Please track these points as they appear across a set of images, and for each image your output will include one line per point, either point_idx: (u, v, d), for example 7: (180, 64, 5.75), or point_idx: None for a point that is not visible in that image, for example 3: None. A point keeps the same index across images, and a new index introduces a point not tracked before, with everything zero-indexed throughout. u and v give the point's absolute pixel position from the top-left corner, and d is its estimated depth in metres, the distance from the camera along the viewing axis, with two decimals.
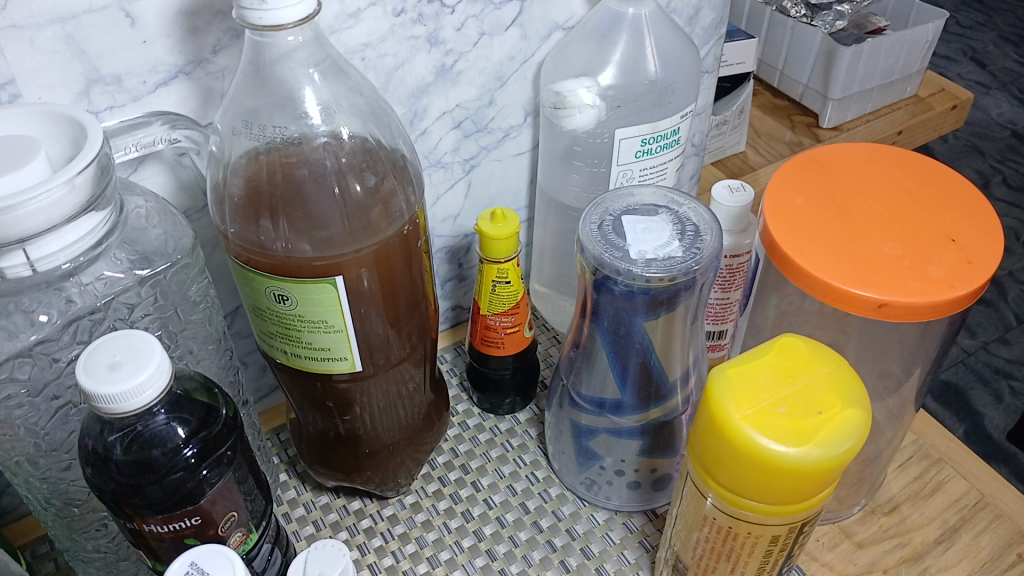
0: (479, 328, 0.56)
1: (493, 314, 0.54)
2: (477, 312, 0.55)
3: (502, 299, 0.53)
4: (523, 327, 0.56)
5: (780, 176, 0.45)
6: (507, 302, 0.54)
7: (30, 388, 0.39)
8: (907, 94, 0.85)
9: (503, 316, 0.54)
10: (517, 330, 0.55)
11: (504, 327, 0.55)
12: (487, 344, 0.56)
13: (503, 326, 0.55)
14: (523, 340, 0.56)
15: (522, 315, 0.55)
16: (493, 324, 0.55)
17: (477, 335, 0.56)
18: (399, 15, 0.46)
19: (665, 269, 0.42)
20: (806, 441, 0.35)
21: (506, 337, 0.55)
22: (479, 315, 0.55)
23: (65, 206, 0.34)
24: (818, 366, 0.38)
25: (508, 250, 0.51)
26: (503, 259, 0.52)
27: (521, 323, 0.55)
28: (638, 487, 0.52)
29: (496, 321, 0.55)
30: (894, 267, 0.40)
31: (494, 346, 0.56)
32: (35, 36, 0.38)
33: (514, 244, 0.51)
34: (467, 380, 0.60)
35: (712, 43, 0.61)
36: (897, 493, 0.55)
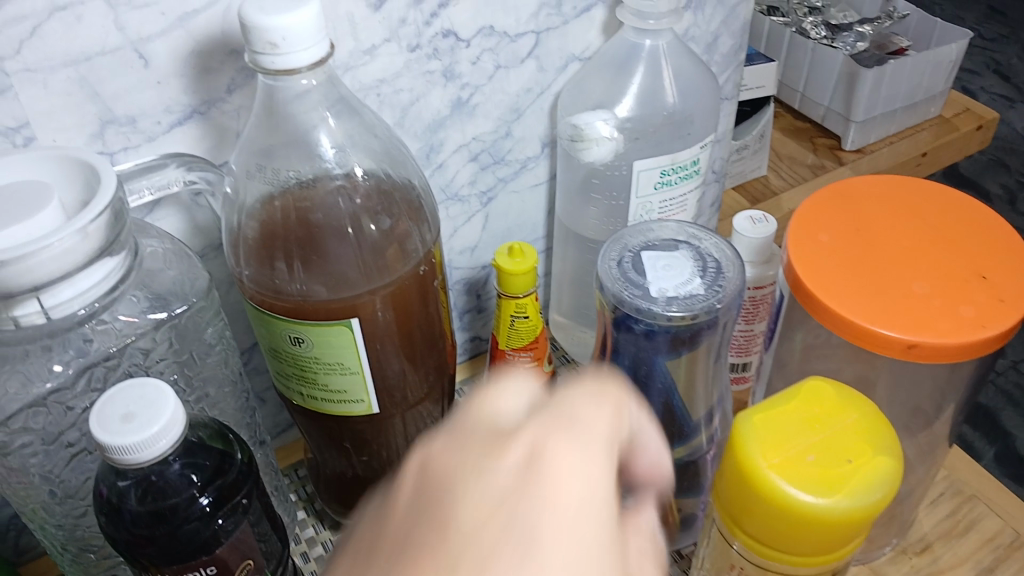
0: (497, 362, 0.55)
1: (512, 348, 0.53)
2: (496, 346, 0.54)
3: (523, 332, 0.53)
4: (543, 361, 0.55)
5: (805, 211, 0.44)
6: (527, 336, 0.53)
7: (44, 436, 0.38)
8: (931, 115, 0.83)
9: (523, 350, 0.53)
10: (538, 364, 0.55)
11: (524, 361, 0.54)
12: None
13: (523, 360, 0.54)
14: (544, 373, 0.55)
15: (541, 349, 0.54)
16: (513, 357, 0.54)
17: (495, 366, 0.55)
18: (414, 51, 0.46)
19: (687, 308, 0.41)
20: (836, 492, 0.34)
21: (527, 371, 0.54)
22: (498, 349, 0.54)
23: (78, 254, 0.34)
24: (847, 411, 0.36)
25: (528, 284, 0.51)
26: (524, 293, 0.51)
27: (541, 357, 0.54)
28: (662, 527, 0.51)
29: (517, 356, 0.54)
30: (923, 307, 0.39)
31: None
32: (50, 79, 0.38)
33: (533, 278, 0.51)
34: None
35: (732, 69, 0.60)
36: (929, 532, 0.53)
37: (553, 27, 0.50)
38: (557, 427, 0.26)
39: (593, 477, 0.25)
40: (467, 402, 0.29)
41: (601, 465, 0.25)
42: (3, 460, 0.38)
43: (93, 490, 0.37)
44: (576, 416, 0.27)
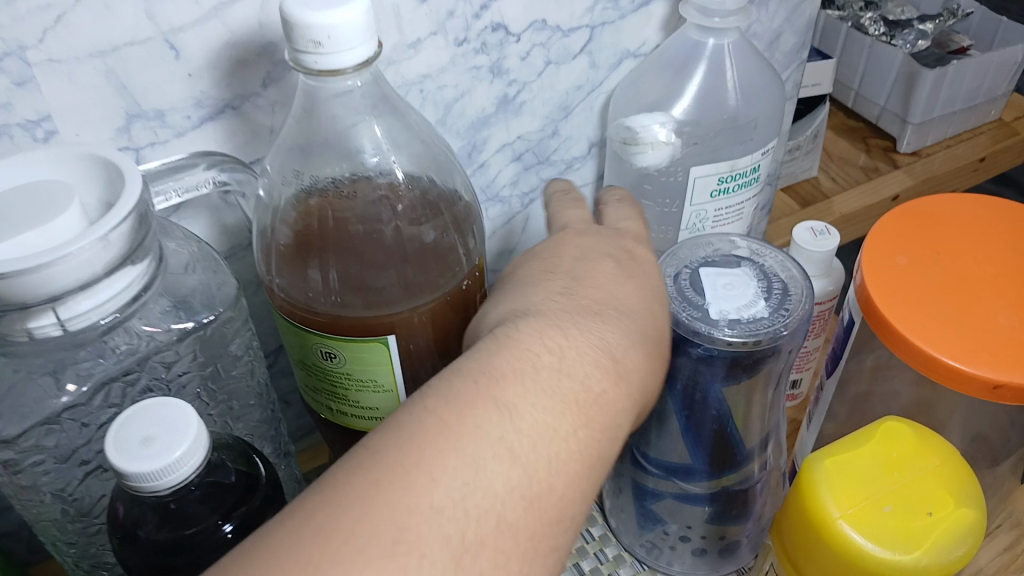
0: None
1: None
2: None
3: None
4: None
5: (876, 230, 0.41)
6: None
7: (58, 455, 0.36)
8: (991, 117, 0.79)
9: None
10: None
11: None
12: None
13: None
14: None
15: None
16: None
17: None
18: (461, 45, 0.43)
19: (749, 333, 0.38)
20: (915, 547, 0.31)
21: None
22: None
23: (99, 263, 0.32)
24: (927, 456, 0.33)
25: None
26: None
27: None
28: (704, 553, 0.48)
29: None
30: (1012, 343, 0.35)
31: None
32: (76, 71, 0.36)
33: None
34: None
35: (792, 68, 0.57)
36: (986, 568, 0.50)
37: (608, 22, 0.46)
38: (574, 317, 0.33)
39: (590, 334, 0.33)
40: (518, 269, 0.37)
41: (601, 333, 0.33)
42: (14, 477, 0.36)
43: (108, 509, 0.35)
44: (592, 292, 0.35)
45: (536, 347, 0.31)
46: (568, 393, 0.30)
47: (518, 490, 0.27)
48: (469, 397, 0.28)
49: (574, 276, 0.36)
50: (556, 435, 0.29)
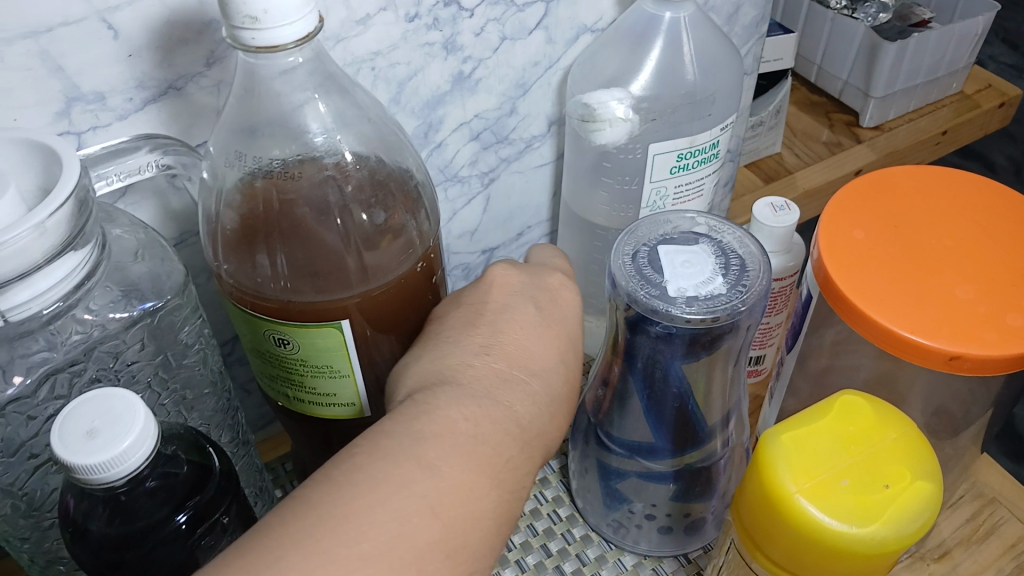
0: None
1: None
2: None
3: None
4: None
5: (834, 205, 0.41)
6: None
7: (4, 447, 0.35)
8: (952, 91, 0.79)
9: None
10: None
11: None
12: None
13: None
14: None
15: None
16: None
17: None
18: (412, 21, 0.42)
19: (708, 309, 0.37)
20: (872, 521, 0.31)
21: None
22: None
23: (35, 252, 0.30)
24: (884, 429, 0.33)
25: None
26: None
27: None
28: (670, 531, 0.48)
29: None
30: (968, 314, 0.35)
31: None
32: (6, 52, 0.34)
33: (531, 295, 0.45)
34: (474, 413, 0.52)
35: (752, 42, 0.56)
36: (948, 538, 0.50)
37: None
38: (488, 384, 0.35)
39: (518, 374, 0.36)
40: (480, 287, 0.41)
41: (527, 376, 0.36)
42: None
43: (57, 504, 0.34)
44: (510, 346, 0.37)
45: (468, 394, 0.34)
46: (489, 432, 0.33)
47: (439, 533, 0.29)
48: (389, 454, 0.30)
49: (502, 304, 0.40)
50: (471, 495, 0.30)
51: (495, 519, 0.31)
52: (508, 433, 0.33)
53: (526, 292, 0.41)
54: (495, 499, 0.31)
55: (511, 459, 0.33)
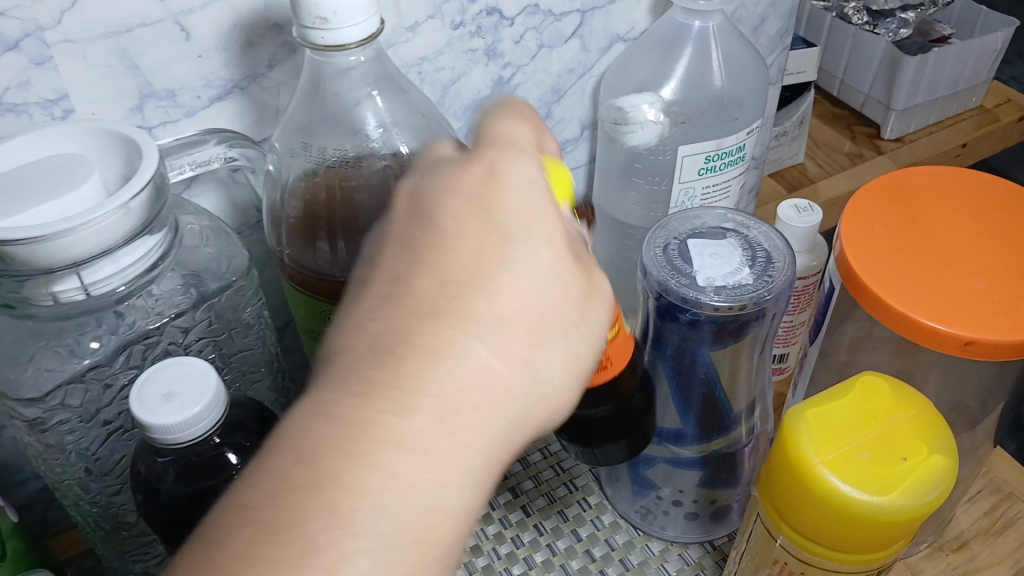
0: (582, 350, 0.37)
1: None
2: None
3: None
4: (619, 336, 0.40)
5: (855, 202, 0.43)
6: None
7: (82, 414, 0.38)
8: (973, 104, 0.81)
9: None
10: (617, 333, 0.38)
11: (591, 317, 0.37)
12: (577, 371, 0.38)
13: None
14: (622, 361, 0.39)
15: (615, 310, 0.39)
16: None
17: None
18: (457, 28, 0.44)
19: (735, 298, 0.40)
20: (891, 490, 0.33)
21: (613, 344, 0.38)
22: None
23: (118, 230, 0.34)
24: (903, 408, 0.35)
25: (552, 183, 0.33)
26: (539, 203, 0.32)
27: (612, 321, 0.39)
28: (697, 518, 0.50)
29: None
30: (982, 302, 0.37)
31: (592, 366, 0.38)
32: (89, 51, 0.37)
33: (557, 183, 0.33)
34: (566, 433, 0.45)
35: (777, 53, 0.59)
36: (966, 529, 0.52)
37: (598, 7, 0.48)
38: (377, 375, 0.25)
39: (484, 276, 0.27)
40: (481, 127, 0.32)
41: (491, 274, 0.27)
42: (41, 435, 0.37)
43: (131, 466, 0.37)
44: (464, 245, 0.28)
45: (372, 352, 0.26)
46: (458, 366, 0.26)
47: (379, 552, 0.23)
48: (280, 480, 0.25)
49: (439, 199, 0.29)
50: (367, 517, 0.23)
51: (546, 410, 0.29)
52: (479, 345, 0.26)
53: (454, 191, 0.29)
54: (533, 399, 0.28)
55: (500, 368, 0.27)
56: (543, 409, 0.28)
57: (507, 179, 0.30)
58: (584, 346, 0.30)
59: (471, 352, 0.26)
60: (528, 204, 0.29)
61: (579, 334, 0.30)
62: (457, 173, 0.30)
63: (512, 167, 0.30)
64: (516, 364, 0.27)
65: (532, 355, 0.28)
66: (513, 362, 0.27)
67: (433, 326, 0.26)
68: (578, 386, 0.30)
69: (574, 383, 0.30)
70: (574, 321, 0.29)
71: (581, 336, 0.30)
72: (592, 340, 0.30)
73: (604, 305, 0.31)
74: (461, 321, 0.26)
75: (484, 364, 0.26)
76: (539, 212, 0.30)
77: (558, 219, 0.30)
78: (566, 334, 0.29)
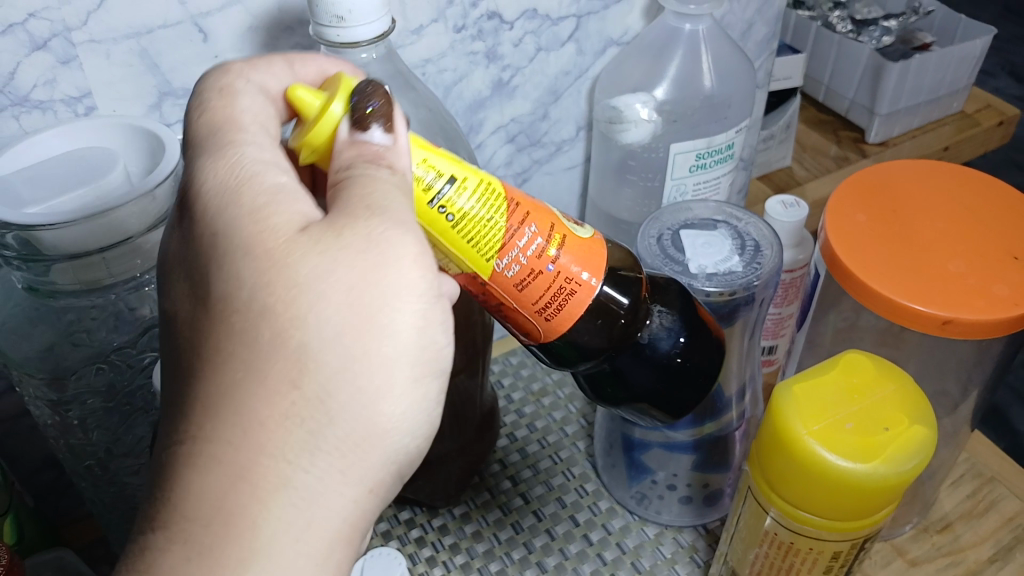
0: (548, 283, 0.33)
1: (503, 220, 0.32)
2: (485, 286, 0.33)
3: (487, 189, 0.32)
4: (576, 238, 0.34)
5: (839, 194, 0.46)
6: (497, 195, 0.32)
7: (105, 395, 0.41)
8: (954, 109, 0.84)
9: (512, 216, 0.32)
10: (562, 244, 0.33)
11: (530, 248, 0.33)
12: (561, 309, 0.34)
13: (524, 248, 0.33)
14: (593, 280, 0.34)
15: (534, 209, 0.33)
16: (507, 242, 0.32)
17: (534, 337, 0.35)
18: (460, 31, 0.47)
19: (726, 283, 0.42)
20: (874, 458, 0.35)
21: (565, 262, 0.33)
22: (490, 285, 0.33)
23: (146, 216, 0.36)
24: (886, 382, 0.38)
25: (327, 124, 0.30)
26: (330, 141, 0.30)
27: (550, 229, 0.33)
28: (691, 502, 0.52)
29: (510, 262, 0.32)
30: (959, 284, 0.40)
31: (571, 294, 0.33)
32: (112, 50, 0.39)
33: (330, 116, 0.30)
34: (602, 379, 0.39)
35: (764, 57, 0.61)
36: (950, 511, 0.54)
37: (594, 12, 0.51)
38: (258, 390, 0.26)
39: (226, 366, 0.27)
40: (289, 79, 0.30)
41: (231, 357, 0.27)
42: (65, 413, 0.41)
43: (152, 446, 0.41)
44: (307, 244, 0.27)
45: (241, 369, 0.27)
46: (222, 473, 0.25)
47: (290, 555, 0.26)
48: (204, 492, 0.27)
49: (198, 266, 0.30)
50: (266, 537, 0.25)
51: (384, 403, 0.27)
52: (249, 429, 0.26)
53: (205, 248, 0.29)
54: (351, 418, 0.27)
55: (282, 433, 0.26)
56: (379, 392, 0.27)
57: (228, 222, 0.28)
58: (402, 283, 0.27)
59: (240, 452, 0.26)
60: (260, 235, 0.28)
61: (380, 292, 0.27)
62: (202, 218, 0.29)
63: (239, 202, 0.29)
64: (308, 412, 0.26)
65: (314, 388, 0.26)
66: (300, 418, 0.26)
67: (186, 442, 0.26)
68: (422, 314, 0.28)
69: (412, 318, 0.28)
70: (357, 286, 0.27)
71: (389, 280, 0.27)
72: (411, 268, 0.28)
73: (396, 222, 0.28)
74: (226, 425, 0.26)
75: (263, 442, 0.26)
76: (271, 238, 0.27)
77: (294, 228, 0.28)
78: (361, 327, 0.27)
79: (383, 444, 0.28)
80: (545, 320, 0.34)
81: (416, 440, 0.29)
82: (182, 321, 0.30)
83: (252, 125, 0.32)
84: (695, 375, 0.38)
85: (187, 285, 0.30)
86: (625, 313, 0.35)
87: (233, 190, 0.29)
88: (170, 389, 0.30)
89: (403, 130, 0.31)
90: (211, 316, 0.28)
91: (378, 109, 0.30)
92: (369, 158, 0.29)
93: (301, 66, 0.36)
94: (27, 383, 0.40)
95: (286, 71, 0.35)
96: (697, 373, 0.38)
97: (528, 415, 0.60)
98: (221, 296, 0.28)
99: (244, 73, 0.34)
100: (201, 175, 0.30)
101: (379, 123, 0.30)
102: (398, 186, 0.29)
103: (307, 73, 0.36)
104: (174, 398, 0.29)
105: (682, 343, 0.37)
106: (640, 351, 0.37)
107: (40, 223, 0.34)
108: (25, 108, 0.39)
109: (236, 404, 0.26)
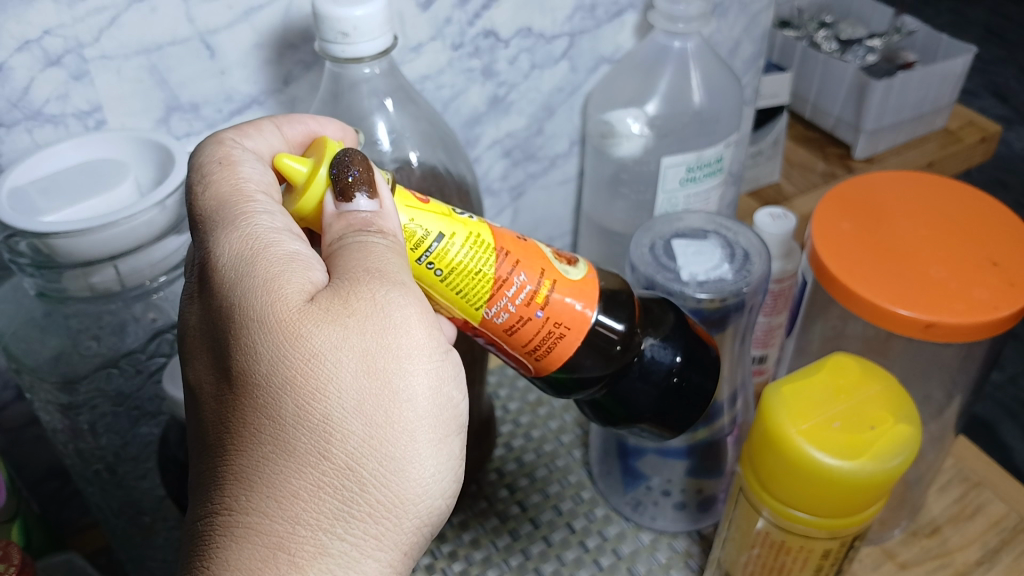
0: (538, 327, 0.35)
1: (491, 270, 0.33)
2: (477, 329, 0.35)
3: (476, 239, 0.33)
4: (567, 280, 0.35)
5: (824, 207, 0.47)
6: (486, 244, 0.34)
7: (116, 399, 0.45)
8: (937, 126, 0.86)
9: (501, 265, 0.34)
10: (552, 287, 0.35)
11: (519, 296, 0.34)
12: (552, 350, 0.35)
13: (513, 297, 0.34)
14: (586, 319, 0.35)
15: (524, 255, 0.35)
16: (496, 291, 0.34)
17: (526, 370, 0.37)
18: (457, 49, 0.48)
19: (717, 291, 0.44)
20: (861, 457, 0.36)
21: (554, 306, 0.34)
22: (482, 328, 0.35)
23: (155, 225, 0.38)
24: (872, 385, 0.39)
25: (314, 194, 0.32)
26: (319, 208, 0.32)
27: (540, 274, 0.34)
28: (684, 507, 0.53)
29: (499, 310, 0.34)
30: (940, 288, 0.41)
31: (560, 337, 0.35)
32: (123, 67, 0.41)
33: (317, 185, 0.31)
34: (607, 406, 0.40)
35: (752, 74, 0.63)
36: (938, 516, 0.54)
37: (586, 30, 0.53)
38: (292, 465, 0.28)
39: (256, 441, 0.29)
40: (293, 167, 0.32)
41: (258, 433, 0.29)
42: (77, 416, 0.44)
43: (160, 444, 0.44)
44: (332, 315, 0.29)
45: (279, 433, 0.29)
46: (262, 545, 0.27)
47: None
48: None
49: (215, 342, 0.31)
50: None
51: (408, 466, 0.30)
52: (284, 501, 0.28)
53: (220, 323, 0.30)
54: (379, 482, 0.29)
55: (315, 503, 0.28)
56: (402, 454, 0.29)
57: (242, 298, 0.30)
58: (413, 346, 0.30)
59: (278, 523, 0.28)
60: (271, 307, 0.29)
61: (394, 357, 0.29)
62: (216, 289, 0.30)
63: (251, 272, 0.30)
64: (339, 479, 0.29)
65: (341, 456, 0.29)
66: (331, 487, 0.28)
67: (225, 516, 0.28)
68: (433, 373, 0.30)
69: (427, 378, 0.30)
70: (372, 351, 0.29)
71: (402, 345, 0.29)
72: (417, 330, 0.30)
73: (395, 285, 0.29)
74: (262, 497, 0.28)
75: (298, 512, 0.28)
76: (282, 310, 0.29)
77: (304, 298, 0.29)
78: (379, 393, 0.29)
79: (410, 504, 0.30)
80: (536, 358, 0.36)
81: (441, 497, 0.31)
82: (203, 393, 0.31)
83: (257, 195, 0.32)
84: (690, 393, 0.40)
85: (206, 359, 0.31)
86: (619, 339, 0.37)
87: (246, 261, 0.30)
88: (194, 462, 0.31)
89: (386, 193, 0.32)
90: (233, 392, 0.30)
91: (359, 178, 0.31)
92: (358, 226, 0.30)
93: (289, 129, 0.37)
94: (39, 388, 0.43)
95: (275, 134, 0.36)
96: (695, 394, 0.40)
97: (524, 424, 0.61)
98: (240, 372, 0.29)
99: (237, 141, 0.35)
100: (213, 248, 0.31)
101: (362, 191, 0.31)
102: (391, 249, 0.30)
103: (295, 133, 0.37)
104: (202, 470, 0.30)
105: (678, 362, 0.39)
106: (636, 375, 0.38)
107: (52, 232, 0.35)
108: (37, 122, 0.41)
109: (268, 478, 0.28)
